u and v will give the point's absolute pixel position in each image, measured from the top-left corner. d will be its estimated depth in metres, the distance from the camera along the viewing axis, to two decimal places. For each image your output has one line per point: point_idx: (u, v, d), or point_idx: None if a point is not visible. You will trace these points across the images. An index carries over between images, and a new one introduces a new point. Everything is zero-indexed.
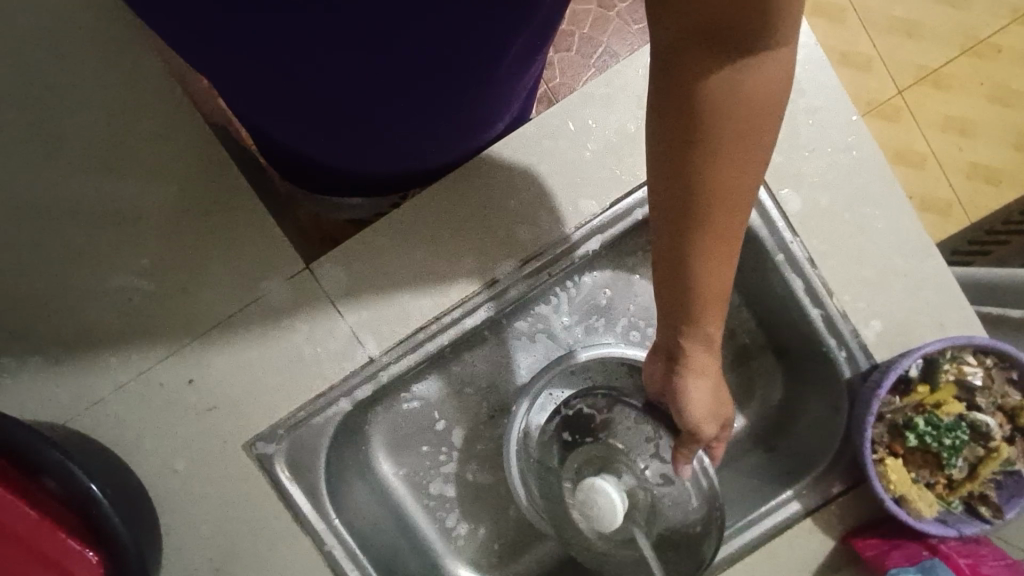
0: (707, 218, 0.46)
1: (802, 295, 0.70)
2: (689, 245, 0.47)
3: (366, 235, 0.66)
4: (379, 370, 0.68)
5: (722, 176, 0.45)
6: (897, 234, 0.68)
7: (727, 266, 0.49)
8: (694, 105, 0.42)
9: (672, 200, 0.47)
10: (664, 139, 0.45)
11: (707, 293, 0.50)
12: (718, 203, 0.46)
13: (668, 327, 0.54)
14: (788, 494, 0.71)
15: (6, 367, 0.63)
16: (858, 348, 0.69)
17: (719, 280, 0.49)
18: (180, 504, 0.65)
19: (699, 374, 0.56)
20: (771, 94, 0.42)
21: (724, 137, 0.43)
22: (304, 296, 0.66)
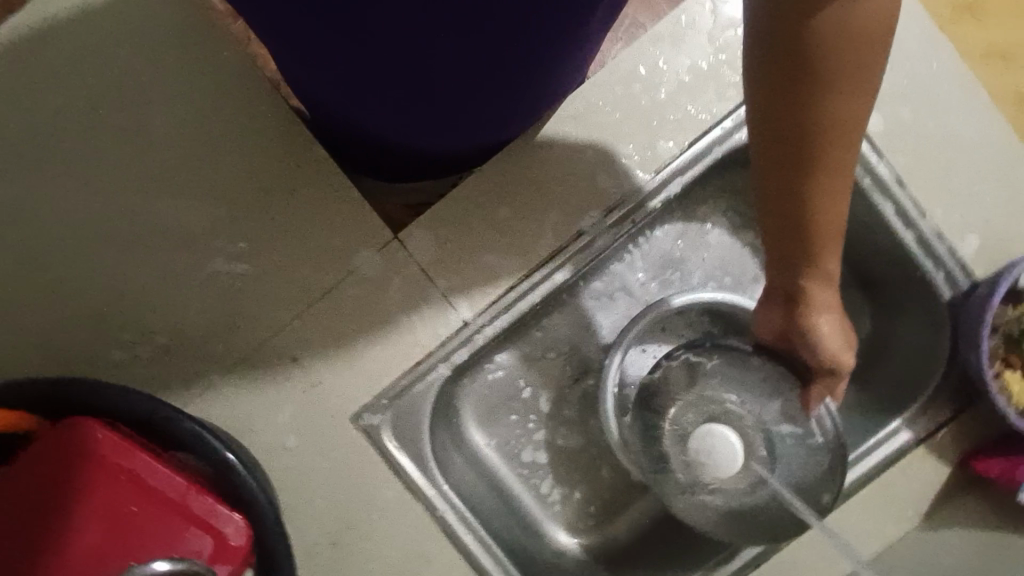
0: (827, 158, 0.42)
1: (893, 218, 0.68)
2: (809, 191, 0.44)
3: (450, 199, 0.67)
4: (474, 334, 0.68)
5: (838, 113, 0.41)
6: (986, 146, 0.67)
7: (846, 204, 0.46)
8: (804, 43, 0.38)
9: (783, 148, 0.43)
10: (769, 84, 0.41)
11: (829, 234, 0.47)
12: (835, 142, 0.42)
13: (785, 271, 0.52)
14: (896, 424, 0.70)
15: (120, 359, 0.65)
16: (956, 266, 0.67)
17: (840, 219, 0.46)
18: (295, 479, 0.66)
19: (821, 312, 0.54)
20: (885, 10, 0.38)
21: (837, 75, 0.39)
22: (396, 265, 0.67)
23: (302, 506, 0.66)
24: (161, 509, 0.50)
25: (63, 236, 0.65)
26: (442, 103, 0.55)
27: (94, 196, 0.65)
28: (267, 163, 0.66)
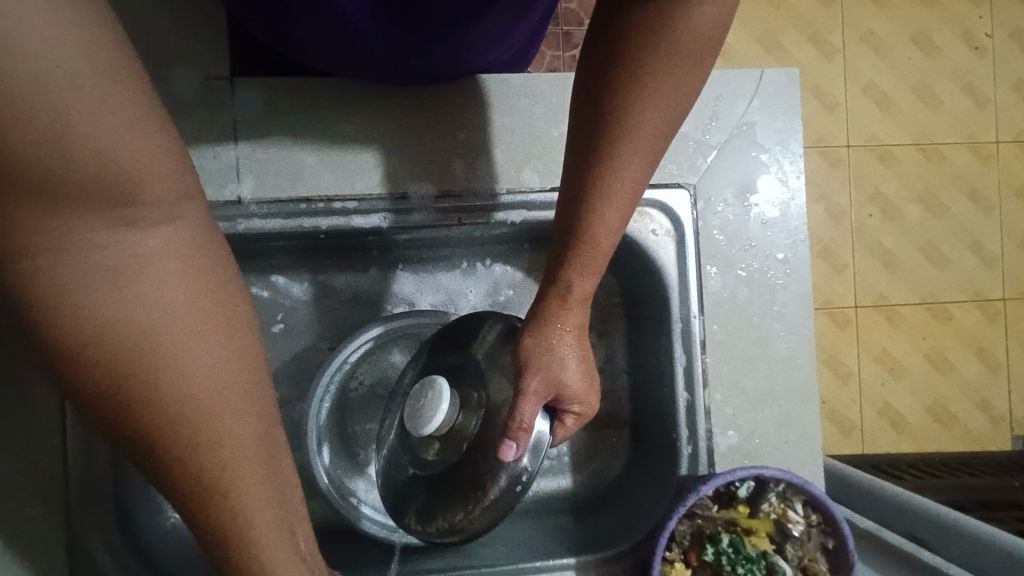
0: (615, 145, 0.46)
1: (678, 374, 0.67)
2: (591, 172, 0.47)
3: (304, 84, 0.62)
4: (240, 216, 0.61)
5: (641, 113, 0.45)
6: (789, 364, 0.67)
7: (619, 212, 0.49)
8: (628, 23, 0.42)
9: (588, 122, 0.47)
10: (596, 51, 0.45)
11: (593, 230, 0.49)
12: (629, 139, 0.46)
13: (555, 260, 0.52)
14: (568, 561, 0.64)
15: None
16: (703, 450, 0.66)
17: (609, 224, 0.49)
18: None
19: (567, 322, 0.53)
20: (708, 31, 0.42)
21: (649, 74, 0.43)
22: (210, 103, 0.60)
23: None
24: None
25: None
26: (343, 26, 0.54)
27: None
28: None
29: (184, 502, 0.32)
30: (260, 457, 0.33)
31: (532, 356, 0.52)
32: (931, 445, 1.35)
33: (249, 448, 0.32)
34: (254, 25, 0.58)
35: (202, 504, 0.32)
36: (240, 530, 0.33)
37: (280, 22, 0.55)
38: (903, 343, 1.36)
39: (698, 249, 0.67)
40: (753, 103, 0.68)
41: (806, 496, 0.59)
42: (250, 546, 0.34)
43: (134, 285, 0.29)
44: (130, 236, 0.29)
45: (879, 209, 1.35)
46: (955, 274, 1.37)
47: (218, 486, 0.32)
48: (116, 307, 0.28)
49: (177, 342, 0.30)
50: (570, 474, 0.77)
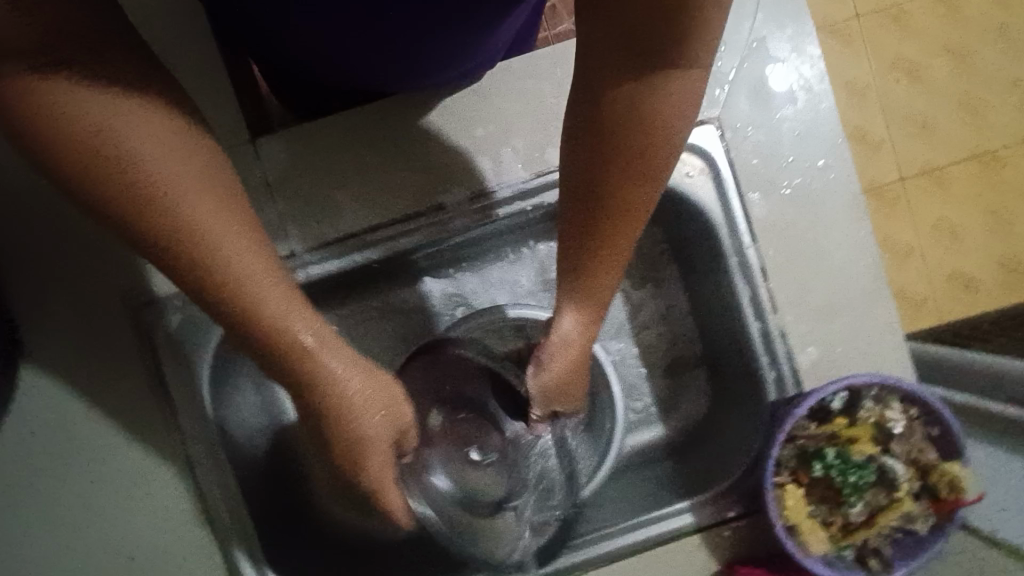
0: (604, 218, 0.45)
1: (746, 306, 0.67)
2: (585, 241, 0.47)
3: (320, 128, 0.63)
4: (297, 267, 0.64)
5: (622, 185, 0.43)
6: (853, 269, 0.66)
7: (613, 268, 0.49)
8: (604, 112, 0.41)
9: (574, 192, 0.46)
10: (573, 132, 0.44)
11: (592, 284, 0.51)
12: (616, 210, 0.45)
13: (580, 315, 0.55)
14: (683, 505, 0.68)
15: None
16: (788, 372, 0.66)
17: (604, 280, 0.50)
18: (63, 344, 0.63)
19: (555, 372, 0.56)
20: (679, 103, 0.41)
21: (630, 147, 0.42)
22: (238, 173, 0.62)
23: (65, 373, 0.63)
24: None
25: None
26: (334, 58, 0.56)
27: None
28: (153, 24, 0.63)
29: (234, 324, 0.41)
30: (244, 224, 0.39)
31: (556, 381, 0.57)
32: (1011, 299, 1.31)
33: (266, 276, 0.41)
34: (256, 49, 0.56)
35: (242, 324, 0.41)
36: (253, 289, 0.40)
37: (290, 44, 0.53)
38: (958, 205, 1.31)
39: (737, 180, 0.66)
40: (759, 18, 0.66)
41: (901, 393, 0.60)
42: (301, 353, 0.44)
43: (115, 132, 0.33)
44: (117, 111, 0.34)
45: (904, 74, 1.29)
46: (999, 120, 1.30)
47: (233, 283, 0.39)
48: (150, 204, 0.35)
49: (161, 183, 0.35)
50: (659, 423, 0.79)
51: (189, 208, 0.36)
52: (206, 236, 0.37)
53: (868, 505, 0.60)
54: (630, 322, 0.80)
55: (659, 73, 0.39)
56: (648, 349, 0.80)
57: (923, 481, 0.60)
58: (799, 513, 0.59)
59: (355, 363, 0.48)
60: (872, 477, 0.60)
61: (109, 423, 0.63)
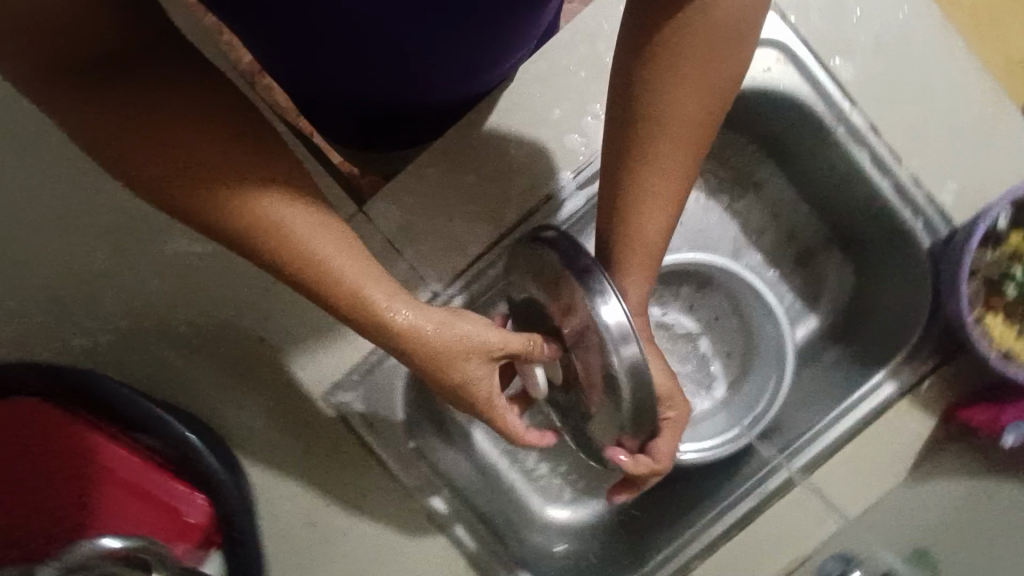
0: (663, 144, 0.47)
1: (868, 167, 0.67)
2: (643, 179, 0.48)
3: (414, 171, 0.65)
4: (444, 304, 0.66)
5: (683, 107, 0.45)
6: (961, 91, 0.65)
7: (667, 208, 0.49)
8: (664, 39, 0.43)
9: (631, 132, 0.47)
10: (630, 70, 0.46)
11: (651, 234, 0.50)
12: (673, 135, 0.46)
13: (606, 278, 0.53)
14: (881, 376, 0.68)
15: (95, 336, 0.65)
16: (934, 213, 0.66)
17: (656, 230, 0.50)
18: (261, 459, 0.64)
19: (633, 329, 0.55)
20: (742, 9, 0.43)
21: (689, 66, 0.44)
22: (358, 241, 0.65)
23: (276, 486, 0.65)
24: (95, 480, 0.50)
25: (23, 213, 0.66)
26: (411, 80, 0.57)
27: (52, 173, 0.66)
28: None
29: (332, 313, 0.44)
30: (345, 241, 0.42)
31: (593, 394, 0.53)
32: None
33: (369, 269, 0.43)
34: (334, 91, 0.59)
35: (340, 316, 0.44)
36: (332, 261, 0.41)
37: (365, 75, 0.55)
38: None
39: (814, 51, 0.65)
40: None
41: None
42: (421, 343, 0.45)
43: (190, 143, 0.37)
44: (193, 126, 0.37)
45: None
46: None
47: (338, 280, 0.41)
48: (236, 207, 0.38)
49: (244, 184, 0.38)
50: (811, 314, 0.79)
51: (283, 208, 0.39)
52: (298, 235, 0.40)
53: None
54: (745, 232, 0.80)
55: None
56: (773, 250, 0.80)
57: None
58: (1008, 337, 0.60)
59: (481, 326, 0.48)
60: None
61: (339, 498, 0.65)
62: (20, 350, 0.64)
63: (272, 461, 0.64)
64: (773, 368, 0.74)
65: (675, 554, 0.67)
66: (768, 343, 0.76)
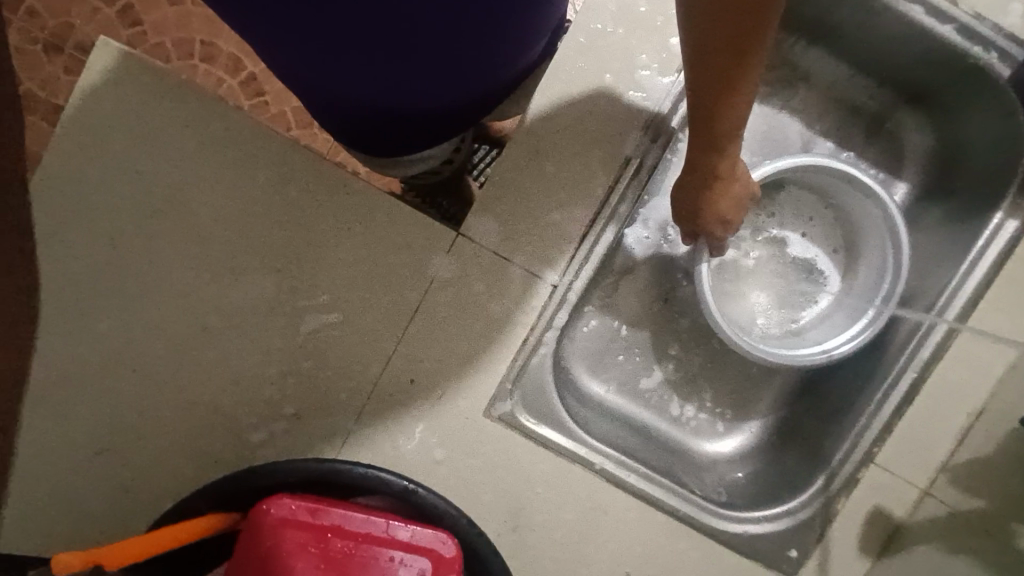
0: (727, 61, 0.49)
1: (926, 20, 0.66)
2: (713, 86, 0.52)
3: (497, 180, 0.67)
4: (566, 292, 0.69)
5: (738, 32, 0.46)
6: None
7: (740, 100, 0.53)
8: None
9: (698, 53, 0.49)
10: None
11: (729, 119, 0.55)
12: (737, 51, 0.48)
13: (698, 147, 0.60)
14: (1002, 217, 0.68)
15: (263, 429, 0.68)
16: (1006, 41, 0.66)
17: (734, 114, 0.55)
18: (452, 485, 0.69)
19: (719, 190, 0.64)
20: None
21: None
22: (469, 262, 0.67)
23: (475, 505, 0.69)
24: (369, 546, 0.52)
25: (155, 344, 0.68)
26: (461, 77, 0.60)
27: (169, 298, 0.68)
28: (317, 205, 0.68)
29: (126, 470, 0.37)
30: None
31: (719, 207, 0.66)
32: None
33: None
34: (376, 95, 0.60)
35: None
36: None
37: (395, 74, 0.56)
38: None
39: None
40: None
41: None
42: None
43: None
44: None
45: None
46: None
47: None
48: None
49: None
50: (900, 182, 0.79)
51: None
52: None
53: None
54: (810, 125, 0.80)
55: None
56: (842, 133, 0.80)
57: None
58: None
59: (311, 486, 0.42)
60: None
61: (534, 498, 0.69)
62: (203, 467, 0.68)
63: (464, 485, 0.69)
64: (886, 240, 0.75)
65: (856, 445, 0.70)
66: (870, 220, 0.76)
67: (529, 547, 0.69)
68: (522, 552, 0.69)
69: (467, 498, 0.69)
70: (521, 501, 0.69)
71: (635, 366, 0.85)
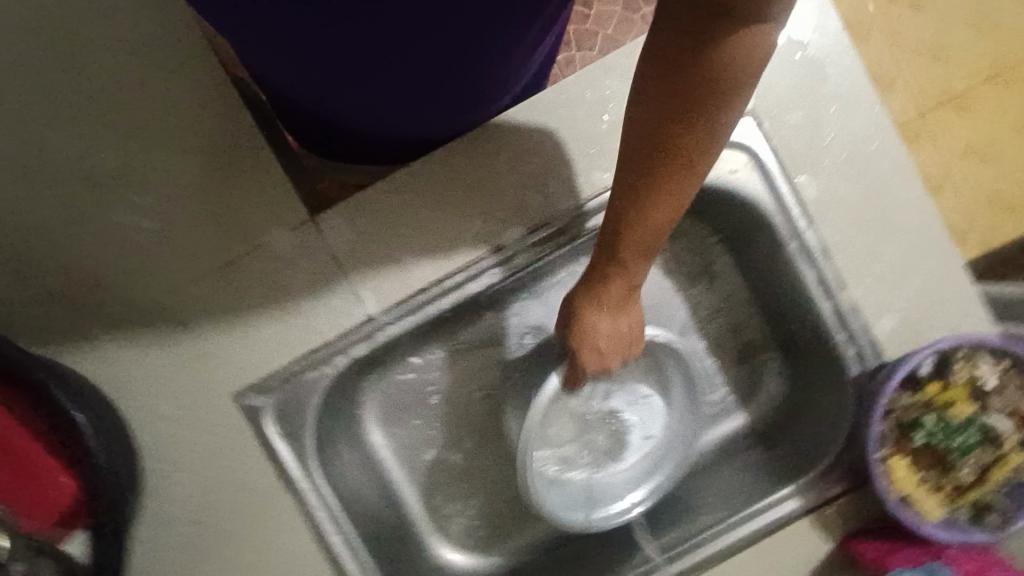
0: (671, 156, 0.46)
1: (813, 287, 0.68)
2: (647, 184, 0.47)
3: (373, 193, 0.65)
4: (377, 330, 0.67)
5: (693, 126, 0.44)
6: (916, 232, 0.67)
7: (668, 211, 0.49)
8: (684, 63, 0.41)
9: (643, 142, 0.46)
10: (647, 85, 0.43)
11: (648, 229, 0.50)
12: (682, 150, 0.45)
13: (599, 256, 0.56)
14: (788, 490, 0.69)
15: (12, 289, 0.63)
16: (867, 345, 0.67)
17: (655, 223, 0.50)
18: (158, 446, 0.63)
19: (613, 302, 0.58)
20: (757, 42, 0.40)
21: (701, 90, 0.42)
22: (304, 249, 0.65)
23: (167, 478, 0.63)
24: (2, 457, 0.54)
25: None
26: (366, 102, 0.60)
27: (1, 117, 0.63)
28: (196, 116, 0.65)
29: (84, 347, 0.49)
30: None
31: (585, 338, 0.61)
32: None
33: None
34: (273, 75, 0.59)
35: None
36: None
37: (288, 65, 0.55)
38: None
39: (783, 166, 0.66)
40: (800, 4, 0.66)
41: (990, 349, 0.60)
42: None
43: None
44: None
45: None
46: None
47: None
48: None
49: None
50: (739, 413, 0.80)
51: None
52: None
53: (977, 464, 0.61)
54: (693, 318, 0.80)
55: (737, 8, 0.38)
56: (718, 339, 0.80)
57: None
58: (908, 482, 0.60)
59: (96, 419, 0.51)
60: (975, 437, 0.61)
61: (228, 504, 0.64)
62: None
63: (168, 453, 0.64)
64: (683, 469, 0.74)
65: None
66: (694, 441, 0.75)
67: (195, 547, 0.63)
68: (184, 548, 0.63)
69: (161, 467, 0.63)
70: (214, 501, 0.64)
71: (425, 437, 0.81)
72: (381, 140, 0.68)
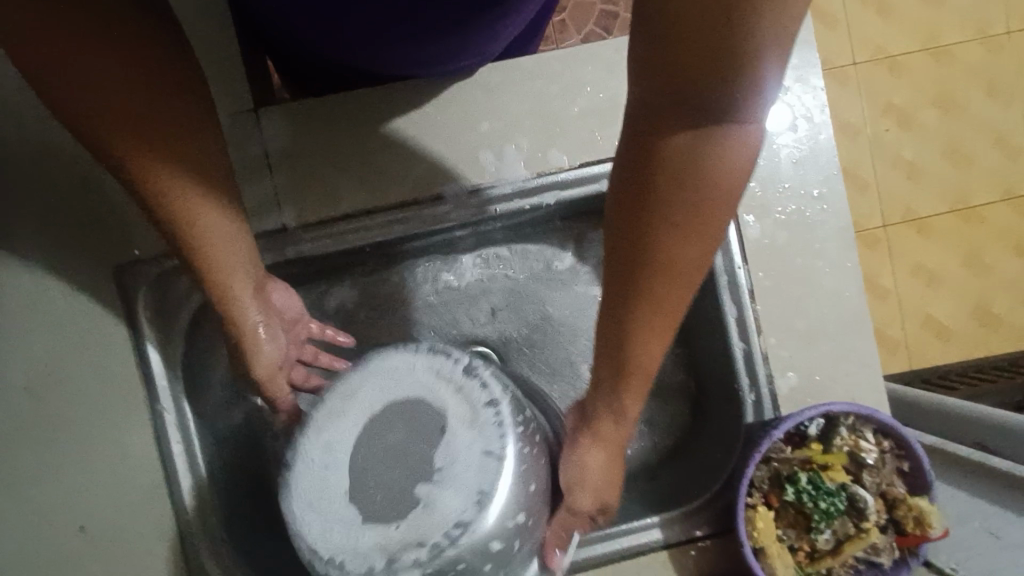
0: (660, 283, 0.42)
1: (730, 326, 0.68)
2: (636, 312, 0.44)
3: (325, 105, 0.63)
4: (287, 243, 0.63)
5: (680, 254, 0.41)
6: (840, 301, 0.67)
7: (659, 340, 0.45)
8: (662, 187, 0.38)
9: (628, 270, 0.42)
10: (624, 212, 0.41)
11: (639, 360, 0.46)
12: (672, 279, 0.42)
13: (599, 386, 0.50)
14: (653, 520, 0.66)
15: None
16: (767, 396, 0.67)
17: (648, 355, 0.46)
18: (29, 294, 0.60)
19: (603, 443, 0.52)
20: (737, 161, 0.38)
21: (681, 214, 0.39)
22: (235, 140, 0.62)
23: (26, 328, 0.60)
24: None
25: None
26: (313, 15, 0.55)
27: None
28: None
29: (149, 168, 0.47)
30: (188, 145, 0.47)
31: (582, 473, 0.53)
32: (984, 351, 1.29)
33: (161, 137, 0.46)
34: None
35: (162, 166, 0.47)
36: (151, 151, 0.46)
37: None
38: (938, 252, 1.30)
39: None
40: (788, 54, 0.68)
41: (877, 426, 0.61)
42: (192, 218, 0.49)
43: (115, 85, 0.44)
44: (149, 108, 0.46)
45: (894, 121, 1.29)
46: (979, 173, 1.30)
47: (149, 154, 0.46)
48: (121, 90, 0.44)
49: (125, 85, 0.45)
50: (637, 439, 0.78)
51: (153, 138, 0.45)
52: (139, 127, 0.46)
53: (837, 534, 0.61)
54: None
55: (709, 124, 0.36)
56: None
57: (891, 515, 0.61)
58: (767, 534, 0.59)
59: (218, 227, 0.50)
60: (842, 505, 0.60)
61: (78, 373, 0.60)
62: None
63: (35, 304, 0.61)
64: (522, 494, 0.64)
65: None
66: None
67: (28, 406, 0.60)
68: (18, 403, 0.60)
69: (27, 318, 0.60)
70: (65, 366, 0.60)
71: None
72: (334, 62, 0.64)
